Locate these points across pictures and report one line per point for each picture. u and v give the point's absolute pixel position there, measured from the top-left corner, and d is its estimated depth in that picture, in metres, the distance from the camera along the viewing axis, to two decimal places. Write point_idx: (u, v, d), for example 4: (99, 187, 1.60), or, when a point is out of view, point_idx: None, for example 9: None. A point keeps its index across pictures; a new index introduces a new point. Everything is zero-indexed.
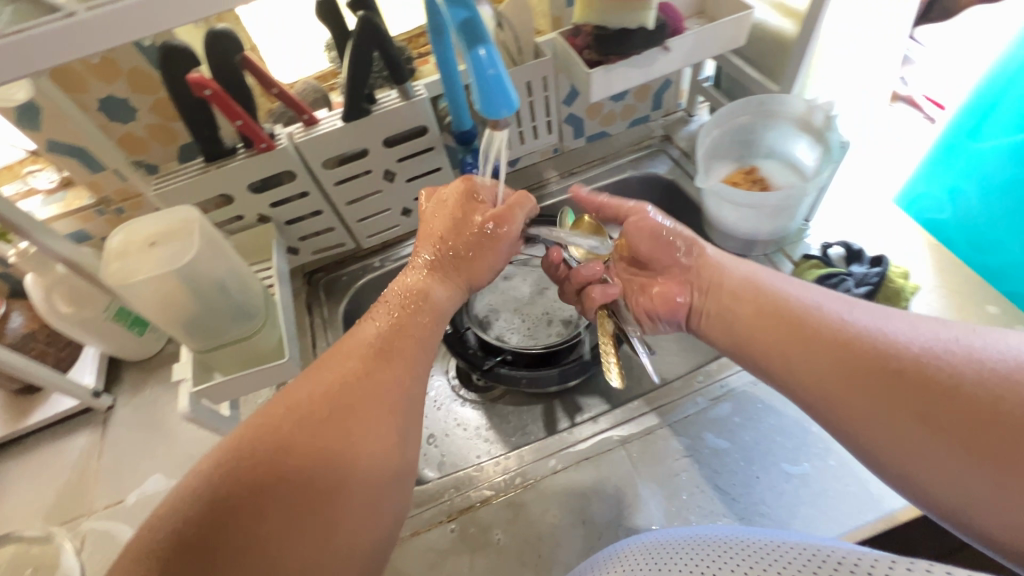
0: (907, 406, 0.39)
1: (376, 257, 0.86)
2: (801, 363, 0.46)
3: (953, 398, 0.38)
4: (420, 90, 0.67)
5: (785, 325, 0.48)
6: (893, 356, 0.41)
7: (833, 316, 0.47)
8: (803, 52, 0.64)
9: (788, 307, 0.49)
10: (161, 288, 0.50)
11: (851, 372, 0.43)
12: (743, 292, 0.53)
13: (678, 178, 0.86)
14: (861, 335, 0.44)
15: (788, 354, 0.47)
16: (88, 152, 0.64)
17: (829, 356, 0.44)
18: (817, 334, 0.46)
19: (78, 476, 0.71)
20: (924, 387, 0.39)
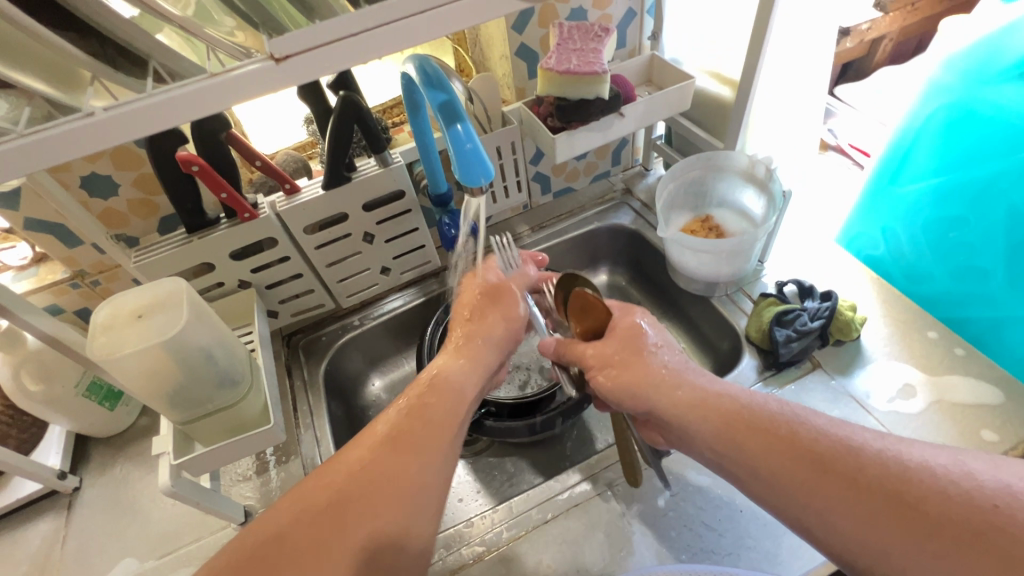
0: (894, 524, 0.38)
1: (356, 316, 0.87)
2: (779, 472, 0.44)
3: (935, 518, 0.38)
4: (397, 157, 0.71)
5: (759, 431, 0.46)
6: (870, 468, 0.41)
7: (805, 424, 0.45)
8: (742, 114, 0.72)
9: (760, 413, 0.47)
10: (149, 360, 0.50)
11: (834, 486, 0.41)
12: (709, 397, 0.50)
13: (641, 228, 0.92)
14: (836, 445, 0.43)
15: (766, 460, 0.45)
16: (66, 227, 0.64)
17: (809, 467, 0.42)
18: (795, 444, 0.44)
19: (39, 567, 0.66)
20: (904, 505, 0.39)
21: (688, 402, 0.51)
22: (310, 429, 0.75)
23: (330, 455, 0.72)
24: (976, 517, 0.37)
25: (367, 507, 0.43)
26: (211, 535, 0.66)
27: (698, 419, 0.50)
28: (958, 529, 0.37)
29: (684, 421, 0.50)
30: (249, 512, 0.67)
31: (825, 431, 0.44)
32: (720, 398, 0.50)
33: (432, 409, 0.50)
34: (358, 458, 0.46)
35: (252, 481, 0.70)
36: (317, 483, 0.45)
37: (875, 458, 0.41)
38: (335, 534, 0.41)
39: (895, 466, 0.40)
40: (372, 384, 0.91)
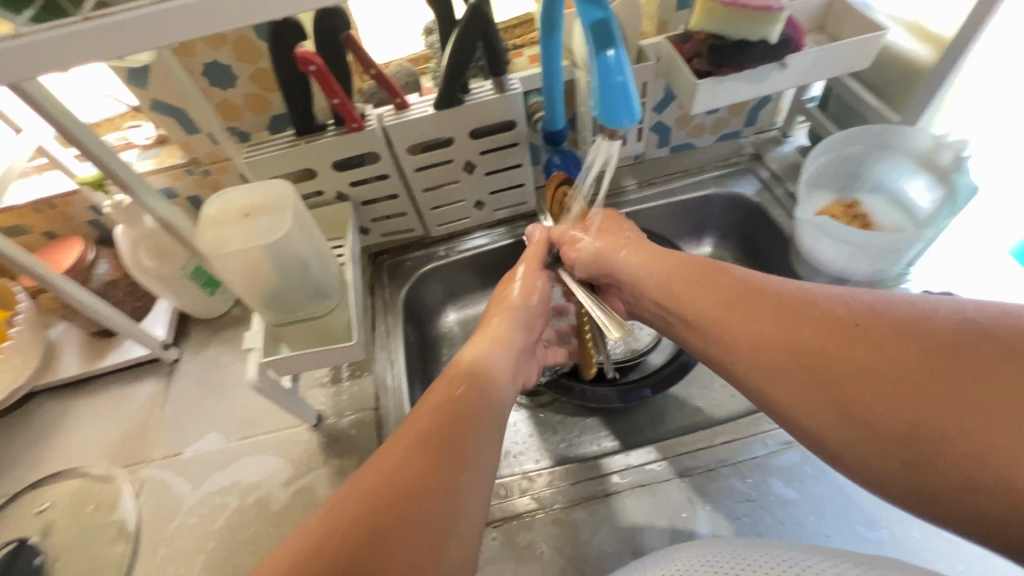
0: (839, 375, 0.39)
1: (442, 246, 0.86)
2: (781, 348, 0.43)
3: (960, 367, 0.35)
4: (515, 83, 0.65)
5: (751, 304, 0.46)
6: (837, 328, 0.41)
7: (779, 287, 0.46)
8: (939, 83, 0.59)
9: (742, 286, 0.48)
10: (250, 262, 0.50)
11: (822, 342, 0.41)
12: (712, 272, 0.50)
13: (765, 202, 0.82)
14: (836, 310, 0.42)
15: (760, 332, 0.45)
16: (187, 114, 0.65)
17: (800, 342, 0.42)
18: (797, 316, 0.43)
19: (141, 422, 0.73)
20: (908, 351, 0.37)
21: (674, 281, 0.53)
22: (385, 350, 0.75)
23: (401, 378, 0.73)
24: (918, 351, 0.37)
25: (423, 506, 0.38)
26: (286, 430, 0.70)
27: (695, 312, 0.50)
28: (946, 362, 0.36)
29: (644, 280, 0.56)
30: (321, 417, 0.70)
31: (811, 297, 0.44)
32: (719, 278, 0.50)
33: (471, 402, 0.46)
34: (414, 445, 0.42)
35: (327, 388, 0.72)
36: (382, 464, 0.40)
37: (871, 314, 0.40)
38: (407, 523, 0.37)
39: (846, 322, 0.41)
40: (447, 317, 0.90)
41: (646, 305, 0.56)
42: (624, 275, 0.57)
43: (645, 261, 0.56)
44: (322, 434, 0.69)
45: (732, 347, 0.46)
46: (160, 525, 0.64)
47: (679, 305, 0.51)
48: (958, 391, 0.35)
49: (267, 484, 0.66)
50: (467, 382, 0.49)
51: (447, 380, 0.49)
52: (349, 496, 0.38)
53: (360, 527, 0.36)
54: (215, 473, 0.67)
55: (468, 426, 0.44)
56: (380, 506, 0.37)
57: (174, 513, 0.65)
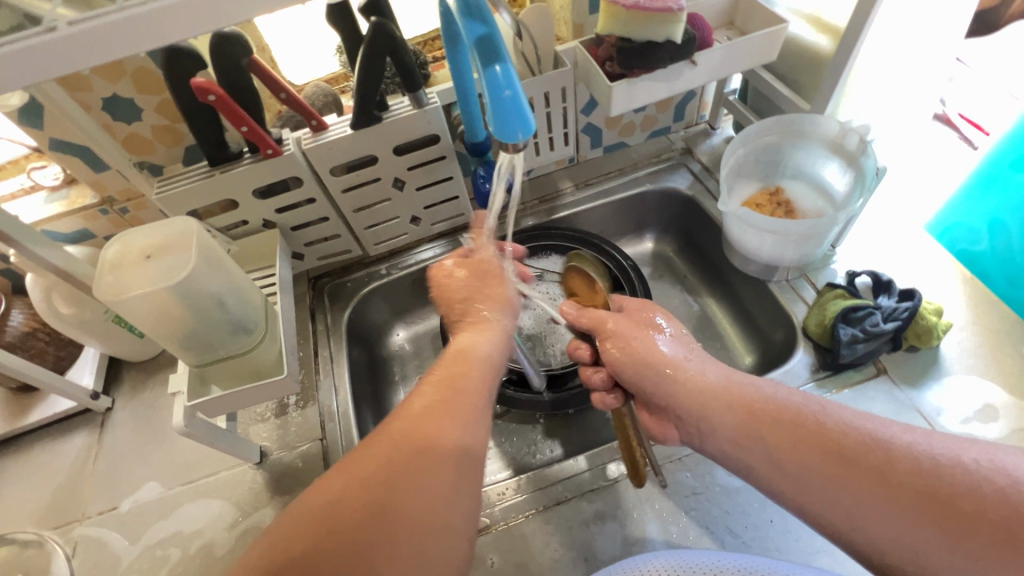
0: (928, 528, 0.36)
1: (383, 264, 0.84)
2: (815, 475, 0.41)
3: (969, 514, 0.35)
4: (434, 98, 0.65)
5: (833, 449, 0.41)
6: (961, 490, 0.36)
7: (855, 427, 0.42)
8: (839, 71, 0.61)
9: (783, 404, 0.46)
10: (155, 305, 0.48)
11: (847, 471, 0.40)
12: (745, 391, 0.48)
13: (698, 194, 0.83)
14: (934, 466, 0.38)
15: (792, 450, 0.43)
16: (91, 152, 0.62)
17: (894, 496, 0.38)
18: (887, 466, 0.39)
19: (73, 478, 0.69)
20: (934, 498, 0.37)
21: (708, 390, 0.50)
22: (330, 377, 0.73)
23: (347, 405, 0.71)
24: None
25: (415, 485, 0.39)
26: (229, 471, 0.67)
27: (720, 421, 0.48)
28: (1003, 535, 0.34)
29: (704, 410, 0.49)
30: (265, 453, 0.67)
31: (850, 423, 0.42)
32: (755, 391, 0.48)
33: (467, 377, 0.48)
34: (409, 426, 0.42)
35: (270, 422, 0.70)
36: (368, 453, 0.41)
37: (966, 473, 0.37)
38: (395, 518, 0.37)
39: (964, 482, 0.37)
40: (395, 335, 0.88)
41: (697, 435, 0.50)
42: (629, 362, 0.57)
43: (661, 365, 0.54)
44: (267, 472, 0.66)
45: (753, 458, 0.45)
46: None
47: (758, 442, 0.45)
48: (982, 543, 0.34)
49: (210, 530, 0.63)
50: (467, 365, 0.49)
51: (443, 364, 0.49)
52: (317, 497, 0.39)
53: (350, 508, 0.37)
54: (155, 524, 0.64)
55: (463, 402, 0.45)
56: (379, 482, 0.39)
57: (112, 571, 0.61)
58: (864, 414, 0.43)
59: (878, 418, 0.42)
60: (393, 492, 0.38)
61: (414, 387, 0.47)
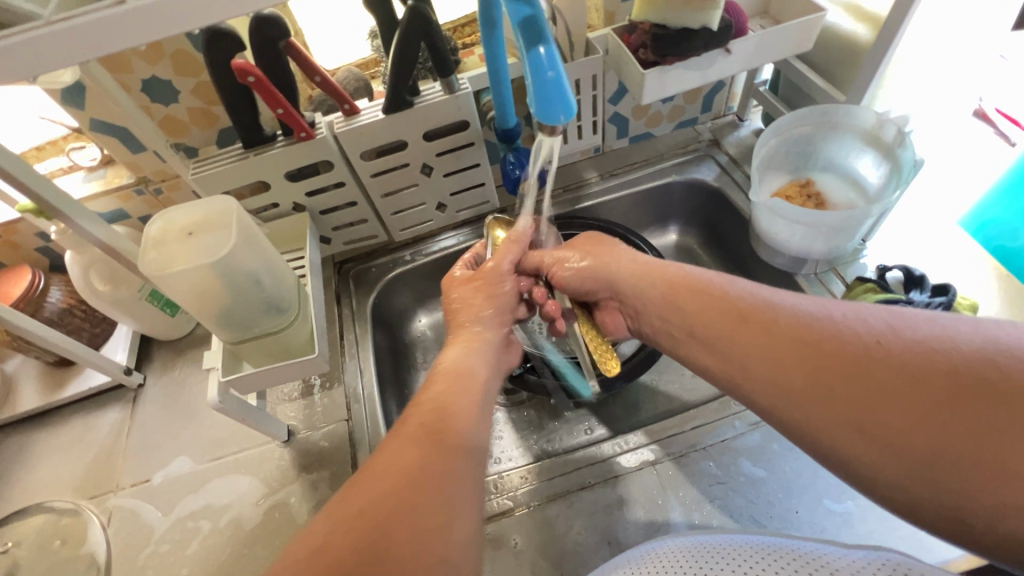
0: (822, 380, 0.39)
1: (408, 250, 0.85)
2: (811, 386, 0.39)
3: (860, 368, 0.37)
4: (465, 83, 0.65)
5: (744, 319, 0.45)
6: (858, 348, 0.38)
7: (773, 300, 0.45)
8: (879, 61, 0.60)
9: (778, 316, 0.44)
10: (196, 281, 0.49)
11: (761, 334, 0.43)
12: (739, 306, 0.46)
13: (725, 185, 0.82)
14: (846, 331, 0.39)
15: (710, 322, 0.48)
16: (130, 133, 0.63)
17: (797, 356, 0.40)
18: (793, 329, 0.42)
19: (107, 451, 0.72)
20: (936, 389, 0.34)
21: (696, 313, 0.49)
22: (355, 359, 0.75)
23: (373, 387, 0.72)
24: (914, 370, 0.35)
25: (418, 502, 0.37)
26: (258, 448, 0.69)
27: (715, 351, 0.47)
28: (897, 382, 0.36)
29: (639, 290, 0.56)
30: (292, 432, 0.69)
31: (772, 300, 0.45)
32: (749, 306, 0.46)
33: (460, 393, 0.48)
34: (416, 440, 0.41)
35: (296, 402, 0.71)
36: (366, 478, 0.39)
37: (864, 331, 0.39)
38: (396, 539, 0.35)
39: (867, 340, 0.38)
40: (418, 321, 0.89)
41: (634, 314, 0.57)
42: (622, 288, 0.58)
43: (662, 291, 0.54)
44: (294, 450, 0.68)
45: (748, 376, 0.44)
46: (130, 555, 0.63)
47: (682, 318, 0.50)
48: (868, 389, 0.36)
49: (239, 505, 0.65)
50: (459, 381, 0.49)
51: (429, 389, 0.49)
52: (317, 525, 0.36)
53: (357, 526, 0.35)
54: (186, 497, 0.66)
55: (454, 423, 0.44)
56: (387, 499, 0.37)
57: (146, 541, 0.63)
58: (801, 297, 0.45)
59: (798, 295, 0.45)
60: (394, 515, 0.36)
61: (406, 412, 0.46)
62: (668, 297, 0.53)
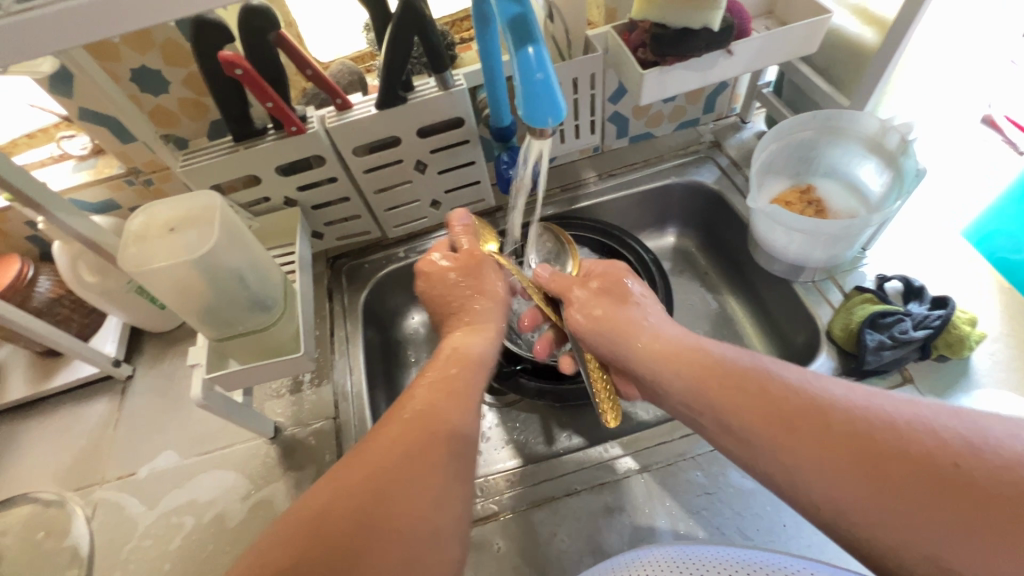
0: (858, 483, 0.36)
1: (401, 247, 0.84)
2: (812, 462, 0.38)
3: (900, 463, 0.35)
4: (460, 79, 0.63)
5: (772, 406, 0.42)
6: (899, 448, 0.36)
7: (795, 387, 0.42)
8: (884, 65, 0.58)
9: (778, 387, 0.43)
10: (178, 277, 0.48)
11: (786, 429, 0.40)
12: (738, 373, 0.45)
13: (725, 189, 0.81)
14: (877, 424, 0.38)
15: (732, 408, 0.44)
16: (118, 123, 0.62)
17: (833, 453, 0.38)
18: (824, 419, 0.39)
19: (94, 443, 0.71)
20: (943, 486, 0.34)
21: (696, 376, 0.47)
22: (345, 356, 0.74)
23: (361, 385, 0.71)
24: (963, 478, 0.34)
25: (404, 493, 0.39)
26: (244, 444, 0.68)
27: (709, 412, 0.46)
28: (942, 484, 0.34)
29: (655, 369, 0.51)
30: (279, 428, 0.68)
31: (794, 384, 0.43)
32: (746, 372, 0.45)
33: (460, 378, 0.50)
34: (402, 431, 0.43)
35: (284, 399, 0.71)
36: (367, 450, 0.42)
37: (906, 431, 0.37)
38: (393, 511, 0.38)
39: (907, 435, 0.36)
40: (411, 319, 0.88)
41: (653, 391, 0.52)
42: (624, 351, 0.55)
43: (660, 354, 0.51)
44: (280, 447, 0.67)
45: (747, 443, 0.43)
46: (114, 549, 0.63)
47: (705, 403, 0.46)
48: (912, 493, 0.34)
49: (223, 501, 0.64)
50: (461, 364, 0.52)
51: (428, 373, 0.51)
52: (319, 495, 0.39)
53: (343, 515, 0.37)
54: (171, 491, 0.66)
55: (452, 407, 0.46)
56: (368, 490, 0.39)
57: (129, 534, 0.63)
58: (822, 380, 0.43)
59: (828, 381, 0.43)
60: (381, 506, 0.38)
61: (406, 390, 0.49)
62: (665, 354, 0.51)
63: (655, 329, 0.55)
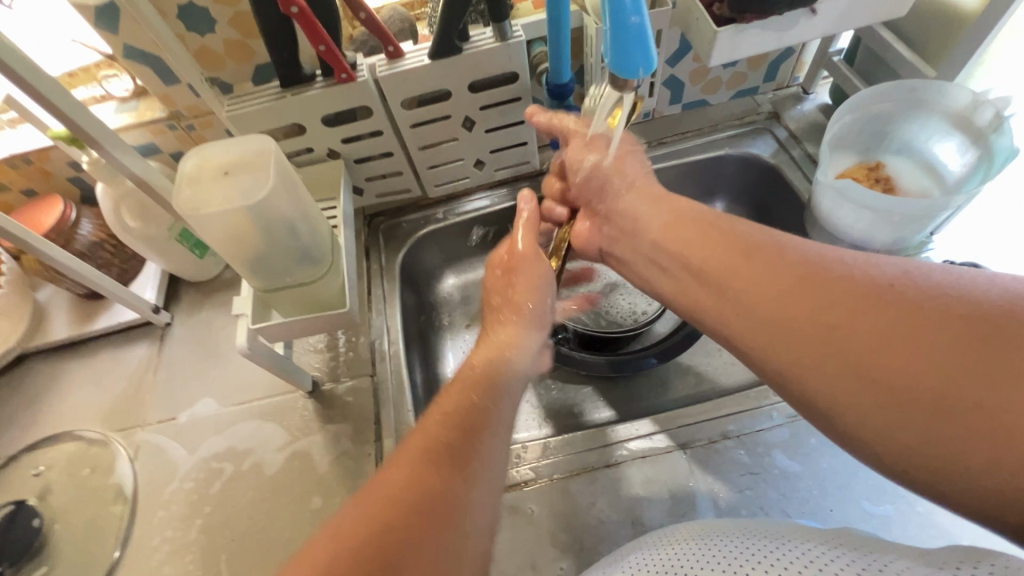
0: (808, 341, 0.36)
1: (440, 208, 0.82)
2: (774, 310, 0.38)
3: (849, 301, 0.35)
4: (518, 31, 0.60)
5: (737, 249, 0.43)
6: (861, 286, 0.35)
7: (762, 235, 0.43)
8: (984, 34, 0.54)
9: (797, 255, 0.39)
10: (232, 224, 0.47)
11: (761, 271, 0.40)
12: (754, 244, 0.42)
13: (781, 163, 0.77)
14: (840, 274, 0.36)
15: (717, 259, 0.44)
16: (163, 63, 0.60)
17: (795, 307, 0.37)
18: (782, 262, 0.40)
19: (134, 386, 0.72)
20: (908, 374, 0.31)
21: (668, 219, 0.50)
22: (382, 315, 0.74)
23: (398, 345, 0.71)
24: (950, 319, 0.31)
25: (452, 509, 0.36)
26: (282, 396, 0.69)
27: (706, 287, 0.44)
28: (907, 315, 0.33)
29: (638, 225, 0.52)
30: (316, 383, 0.68)
31: (761, 233, 0.43)
32: (744, 232, 0.44)
33: (487, 414, 0.41)
34: (454, 405, 0.42)
35: (322, 354, 0.71)
36: (401, 461, 0.38)
37: (864, 273, 0.36)
38: (413, 548, 0.33)
39: (879, 278, 0.35)
40: (446, 282, 0.87)
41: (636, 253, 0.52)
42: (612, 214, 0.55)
43: (645, 199, 0.53)
44: (317, 401, 0.68)
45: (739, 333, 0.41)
46: (155, 489, 0.64)
47: (681, 255, 0.47)
48: (859, 330, 0.34)
49: (261, 450, 0.65)
50: (482, 391, 0.43)
51: (453, 385, 0.45)
52: (347, 523, 0.34)
53: (377, 543, 0.33)
54: (210, 438, 0.67)
55: (479, 444, 0.39)
56: (415, 500, 0.35)
57: (170, 477, 0.65)
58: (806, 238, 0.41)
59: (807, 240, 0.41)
60: (426, 521, 0.35)
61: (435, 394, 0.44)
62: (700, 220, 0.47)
63: (665, 209, 0.51)
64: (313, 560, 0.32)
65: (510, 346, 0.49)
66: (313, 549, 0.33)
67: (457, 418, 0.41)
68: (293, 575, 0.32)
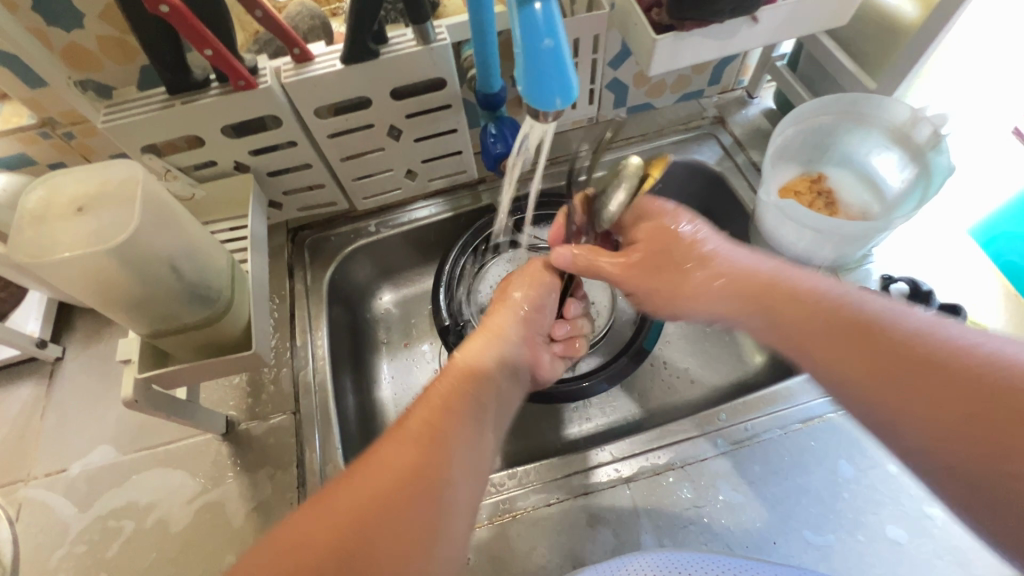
0: (911, 418, 0.36)
1: (372, 220, 0.76)
2: (871, 381, 0.38)
3: (962, 383, 0.35)
4: (442, 33, 0.54)
5: (827, 319, 0.41)
6: (975, 371, 0.34)
7: (852, 300, 0.41)
8: (924, 48, 0.52)
9: (900, 328, 0.38)
10: (88, 268, 0.40)
11: (851, 340, 0.39)
12: (847, 314, 0.41)
13: (726, 171, 0.75)
14: (942, 350, 0.36)
15: (797, 321, 0.42)
16: (21, 64, 0.51)
17: (900, 376, 0.36)
18: (884, 335, 0.38)
19: (17, 434, 0.63)
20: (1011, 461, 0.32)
21: (734, 290, 0.46)
22: (307, 342, 0.67)
23: (325, 376, 0.65)
24: None
25: (397, 518, 0.35)
26: (193, 439, 0.61)
27: (801, 360, 0.42)
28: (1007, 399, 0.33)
29: (699, 293, 0.49)
30: (231, 423, 0.61)
31: (848, 296, 0.42)
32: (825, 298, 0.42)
33: (452, 435, 0.40)
34: (421, 421, 0.41)
35: (239, 388, 0.64)
36: (361, 466, 0.38)
37: (973, 353, 0.35)
38: (408, 513, 0.36)
39: (981, 362, 0.35)
40: (381, 298, 0.81)
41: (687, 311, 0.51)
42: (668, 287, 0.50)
43: (730, 271, 0.47)
44: (233, 444, 0.61)
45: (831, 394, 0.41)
46: (41, 556, 0.56)
47: (765, 310, 0.45)
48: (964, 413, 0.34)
49: (167, 503, 0.58)
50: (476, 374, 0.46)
51: (451, 366, 0.47)
52: (298, 524, 0.35)
53: (313, 551, 0.33)
54: (108, 492, 0.59)
55: (465, 421, 0.42)
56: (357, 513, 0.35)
57: (60, 540, 0.57)
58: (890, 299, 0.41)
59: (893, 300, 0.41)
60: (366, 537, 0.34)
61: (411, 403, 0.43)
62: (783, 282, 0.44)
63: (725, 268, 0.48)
64: (323, 519, 0.35)
65: (498, 334, 0.52)
66: (316, 510, 0.35)
67: (422, 432, 0.40)
68: (302, 535, 0.34)
